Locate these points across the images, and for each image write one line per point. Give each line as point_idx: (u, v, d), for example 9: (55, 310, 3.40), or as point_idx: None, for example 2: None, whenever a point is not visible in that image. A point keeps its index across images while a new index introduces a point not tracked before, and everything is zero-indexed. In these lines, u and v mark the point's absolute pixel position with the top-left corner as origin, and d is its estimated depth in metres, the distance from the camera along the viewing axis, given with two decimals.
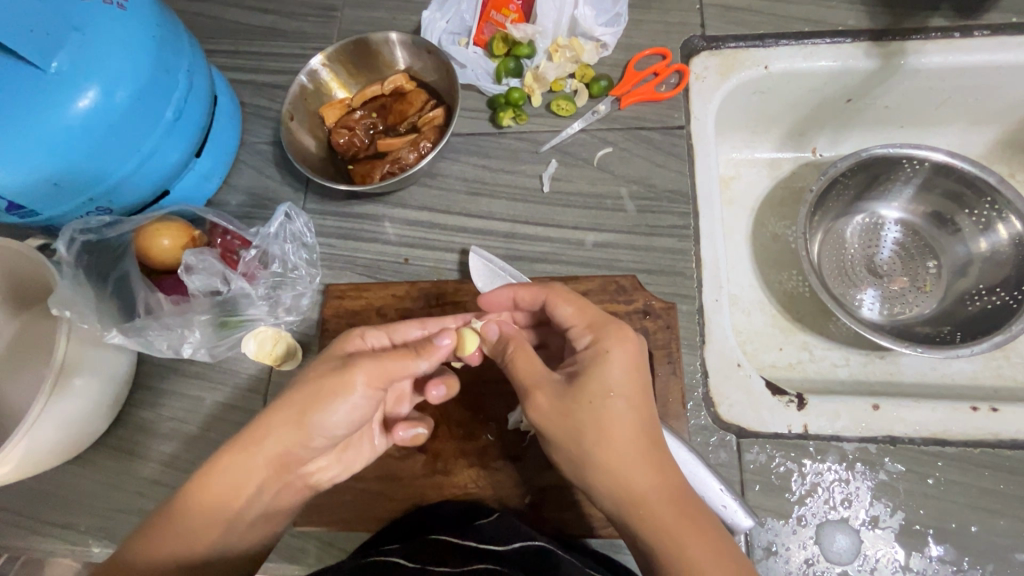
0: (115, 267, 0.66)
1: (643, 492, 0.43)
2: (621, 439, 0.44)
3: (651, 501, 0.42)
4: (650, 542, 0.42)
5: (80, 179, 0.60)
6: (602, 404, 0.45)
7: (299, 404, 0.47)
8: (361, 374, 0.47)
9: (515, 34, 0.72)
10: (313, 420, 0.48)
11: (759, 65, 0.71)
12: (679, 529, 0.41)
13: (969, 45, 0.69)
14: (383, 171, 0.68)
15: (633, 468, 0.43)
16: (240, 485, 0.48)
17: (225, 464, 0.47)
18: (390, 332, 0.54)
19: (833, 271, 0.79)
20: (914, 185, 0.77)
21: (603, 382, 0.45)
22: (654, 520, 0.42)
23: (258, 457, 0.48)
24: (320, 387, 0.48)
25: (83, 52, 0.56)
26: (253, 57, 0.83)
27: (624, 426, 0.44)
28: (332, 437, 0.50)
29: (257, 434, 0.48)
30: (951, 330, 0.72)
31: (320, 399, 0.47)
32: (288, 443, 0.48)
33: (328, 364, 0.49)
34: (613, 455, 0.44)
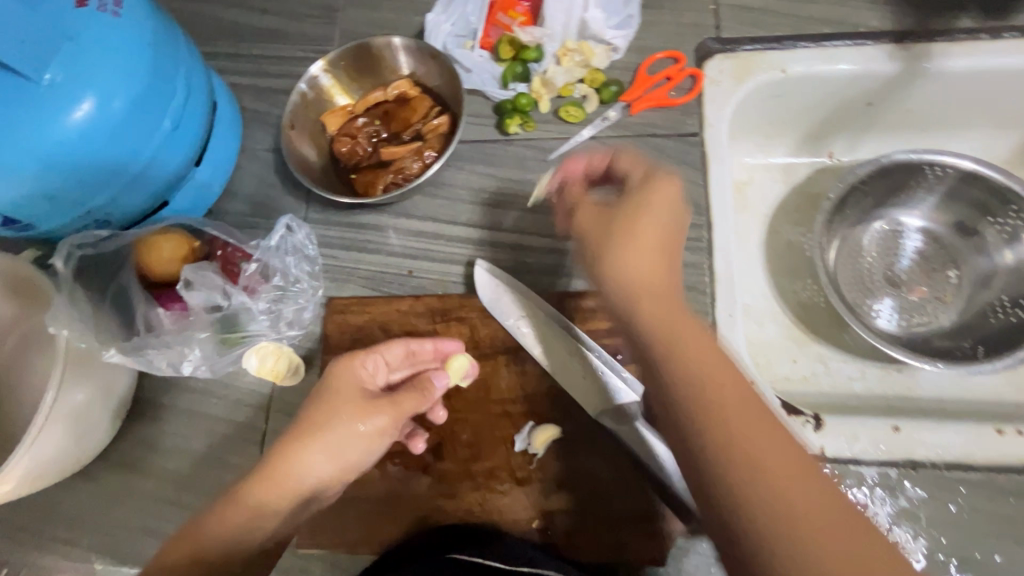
0: (114, 282, 0.65)
1: (713, 399, 0.37)
2: (683, 333, 0.40)
3: (718, 409, 0.37)
4: (720, 453, 0.36)
5: (78, 192, 0.59)
6: (648, 246, 0.43)
7: (326, 446, 0.47)
8: (384, 420, 0.50)
9: (522, 38, 0.69)
10: (346, 461, 0.48)
11: (776, 69, 0.69)
12: (751, 434, 0.36)
13: (998, 47, 0.66)
14: (387, 181, 0.66)
15: (690, 364, 0.39)
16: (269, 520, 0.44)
17: (251, 499, 0.44)
18: (386, 354, 0.54)
19: (849, 280, 0.76)
20: (937, 192, 0.74)
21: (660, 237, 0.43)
22: (724, 418, 0.37)
23: (289, 491, 0.45)
24: (343, 429, 0.48)
25: (76, 63, 0.54)
26: (254, 60, 0.81)
27: (670, 302, 0.41)
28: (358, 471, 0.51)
29: (284, 467, 0.46)
30: (972, 344, 0.69)
31: (343, 442, 0.48)
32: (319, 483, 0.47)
33: (342, 404, 0.49)
34: (678, 349, 0.39)
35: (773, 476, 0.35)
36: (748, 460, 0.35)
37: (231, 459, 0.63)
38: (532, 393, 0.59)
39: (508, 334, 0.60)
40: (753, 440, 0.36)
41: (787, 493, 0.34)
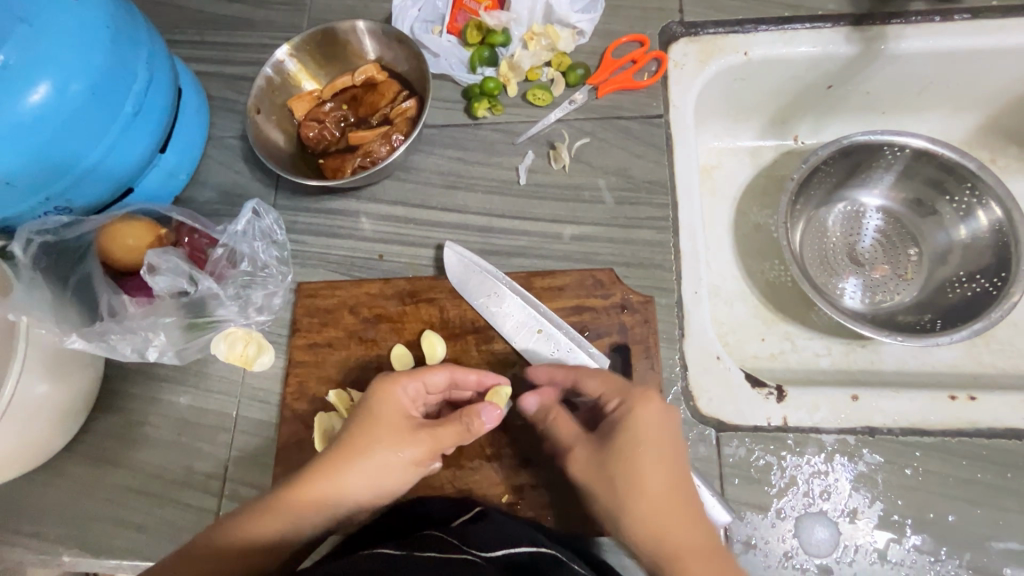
0: (75, 269, 0.64)
1: (666, 522, 0.44)
2: (657, 486, 0.45)
3: (670, 514, 0.45)
4: (645, 523, 0.45)
5: (34, 179, 0.58)
6: (636, 451, 0.46)
7: (371, 469, 0.49)
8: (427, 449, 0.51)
9: (488, 22, 0.70)
10: (383, 485, 0.50)
11: (738, 51, 0.70)
12: (676, 525, 0.44)
13: (949, 29, 0.68)
14: (354, 165, 0.66)
15: (646, 471, 0.45)
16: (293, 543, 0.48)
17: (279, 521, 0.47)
18: (426, 378, 0.53)
19: (814, 260, 0.78)
20: (894, 172, 0.76)
21: (634, 434, 0.47)
22: (682, 552, 0.43)
23: (319, 517, 0.48)
24: (388, 457, 0.49)
25: (31, 45, 0.53)
26: (220, 48, 0.80)
27: (657, 450, 0.46)
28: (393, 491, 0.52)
29: (327, 496, 0.48)
30: (931, 318, 0.72)
31: (384, 470, 0.49)
32: (355, 506, 0.49)
33: (391, 429, 0.50)
34: (648, 471, 0.46)
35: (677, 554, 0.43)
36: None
37: (201, 447, 0.63)
38: (501, 371, 0.59)
39: (477, 312, 0.61)
40: (701, 530, 0.45)
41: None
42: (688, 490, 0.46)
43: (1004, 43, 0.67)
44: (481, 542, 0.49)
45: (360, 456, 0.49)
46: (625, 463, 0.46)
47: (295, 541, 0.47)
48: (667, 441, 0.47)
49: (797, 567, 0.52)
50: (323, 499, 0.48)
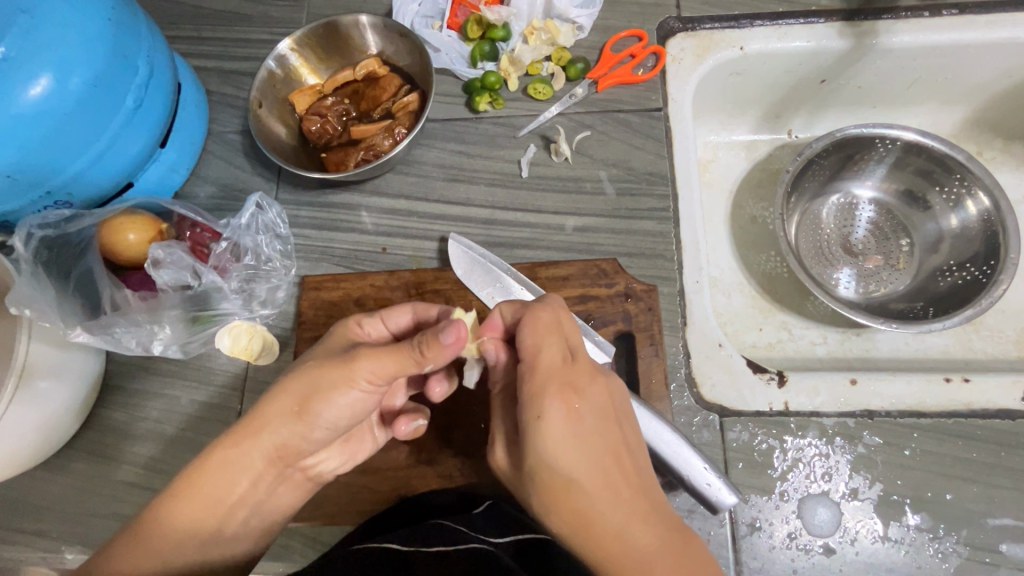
0: (77, 264, 0.64)
1: (589, 527, 0.41)
2: (579, 493, 0.41)
3: (590, 515, 0.41)
4: (580, 539, 0.41)
5: (36, 171, 0.57)
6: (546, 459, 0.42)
7: (297, 397, 0.47)
8: (363, 369, 0.46)
9: (489, 16, 0.70)
10: (309, 414, 0.48)
11: (734, 46, 0.71)
12: (606, 525, 0.41)
13: (939, 24, 0.70)
14: (357, 158, 0.66)
15: (560, 484, 0.42)
16: (230, 480, 0.49)
17: (216, 458, 0.48)
18: (387, 317, 0.53)
19: (810, 251, 0.80)
20: (886, 164, 0.78)
21: (543, 441, 0.42)
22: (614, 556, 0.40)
23: (252, 453, 0.49)
24: (320, 380, 0.47)
25: (32, 37, 0.53)
26: (217, 43, 0.80)
27: (571, 456, 0.42)
28: (332, 429, 0.50)
29: (253, 426, 0.48)
30: (923, 305, 0.73)
31: (317, 394, 0.47)
32: (283, 437, 0.49)
33: (330, 355, 0.48)
34: (563, 480, 0.42)
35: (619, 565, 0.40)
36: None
37: (205, 441, 0.62)
38: None
39: (482, 303, 0.61)
40: (629, 524, 0.41)
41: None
42: (614, 485, 0.42)
43: (990, 37, 0.69)
44: (494, 531, 0.50)
45: (286, 383, 0.48)
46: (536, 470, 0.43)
47: (226, 474, 0.49)
48: (583, 442, 0.42)
49: (801, 548, 0.53)
50: (245, 427, 0.48)
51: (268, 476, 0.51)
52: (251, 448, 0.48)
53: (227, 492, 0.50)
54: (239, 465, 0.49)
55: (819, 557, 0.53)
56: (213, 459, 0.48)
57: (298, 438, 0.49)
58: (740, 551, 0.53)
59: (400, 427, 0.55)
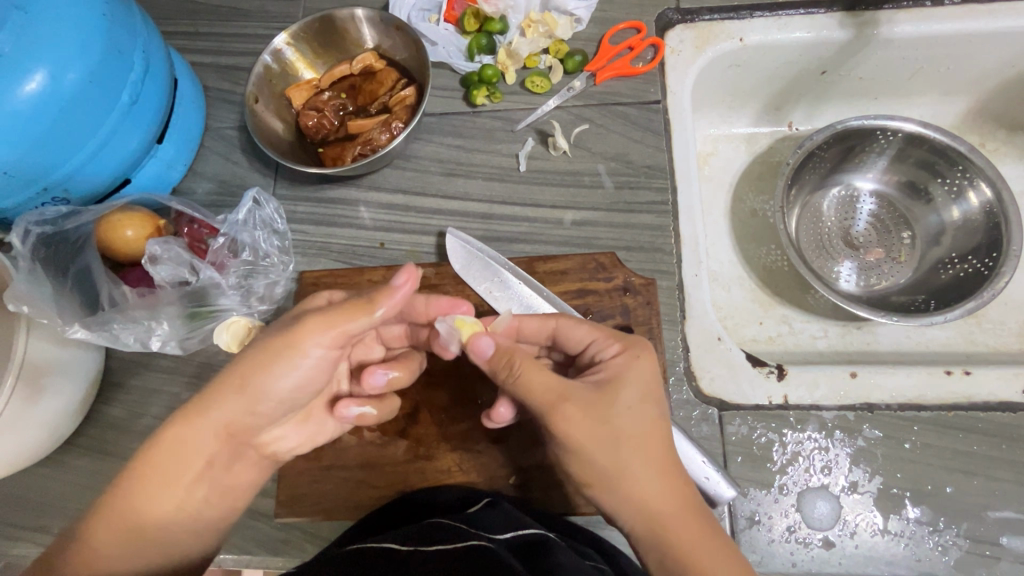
0: (75, 261, 0.64)
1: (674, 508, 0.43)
2: (649, 443, 0.44)
3: (659, 467, 0.44)
4: (646, 490, 0.43)
5: (34, 169, 0.57)
6: (630, 414, 0.45)
7: (238, 373, 0.45)
8: (309, 333, 0.45)
9: (486, 9, 0.70)
10: (258, 389, 0.46)
11: (734, 38, 0.71)
12: (668, 483, 0.44)
13: (940, 13, 0.69)
14: (354, 153, 0.66)
15: (640, 434, 0.44)
16: (184, 465, 0.46)
17: (166, 442, 0.46)
18: (349, 292, 0.53)
19: (811, 244, 0.79)
20: (887, 155, 0.77)
21: (629, 390, 0.45)
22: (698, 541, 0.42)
23: (202, 432, 0.46)
24: (263, 350, 0.46)
25: (27, 33, 0.53)
26: (215, 39, 0.80)
27: (649, 430, 0.45)
28: (281, 404, 0.48)
29: (199, 407, 0.46)
30: (925, 298, 0.73)
31: (261, 364, 0.45)
32: (230, 415, 0.46)
33: (276, 327, 0.47)
34: (641, 429, 0.44)
35: (676, 518, 0.43)
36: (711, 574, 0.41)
37: None
38: None
39: (480, 297, 0.61)
40: (680, 487, 0.44)
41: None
42: (671, 448, 0.45)
43: (993, 27, 0.69)
44: (493, 527, 0.50)
45: (238, 359, 0.46)
46: (624, 438, 0.44)
47: (181, 467, 0.46)
48: (660, 412, 0.46)
49: (800, 542, 0.53)
50: (195, 406, 0.46)
51: (223, 457, 0.48)
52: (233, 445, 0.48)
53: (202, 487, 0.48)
54: (189, 452, 0.46)
55: (818, 550, 0.53)
56: (168, 435, 0.46)
57: (246, 414, 0.47)
58: (739, 545, 0.53)
59: (344, 412, 0.54)
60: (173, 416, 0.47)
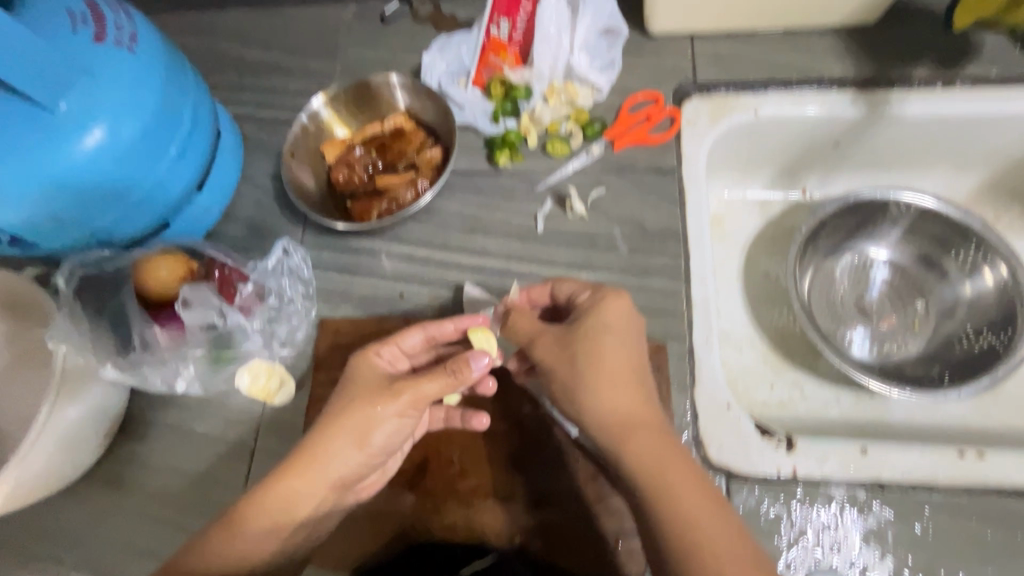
0: (111, 299, 0.66)
1: (645, 458, 0.47)
2: (611, 361, 0.50)
3: (623, 398, 0.50)
4: (608, 411, 0.49)
5: (83, 214, 0.62)
6: (597, 336, 0.51)
7: (355, 431, 0.51)
8: (409, 396, 0.51)
9: (512, 78, 0.75)
10: (369, 442, 0.51)
11: (748, 110, 0.74)
12: (628, 394, 0.50)
13: (950, 95, 0.71)
14: (381, 209, 0.70)
15: (608, 360, 0.50)
16: (295, 507, 0.50)
17: (280, 486, 0.50)
18: (402, 341, 0.57)
19: (822, 309, 0.80)
20: (901, 226, 0.79)
21: (599, 320, 0.52)
22: (677, 502, 0.44)
23: (314, 479, 0.50)
24: (368, 413, 0.51)
25: (91, 94, 0.58)
26: (257, 92, 0.86)
27: (621, 360, 0.51)
28: (385, 453, 0.54)
29: (314, 457, 0.50)
30: (939, 370, 0.73)
31: (370, 424, 0.51)
32: (348, 465, 0.51)
33: (368, 388, 0.52)
34: (603, 350, 0.51)
35: (636, 448, 0.47)
36: (692, 534, 0.43)
37: (219, 477, 0.64)
38: (513, 410, 0.62)
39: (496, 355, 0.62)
40: (639, 410, 0.49)
41: (718, 559, 0.42)
42: (634, 373, 0.51)
43: (1003, 109, 0.70)
44: None
45: (339, 421, 0.51)
46: (601, 376, 0.50)
47: (291, 510, 0.50)
48: (630, 343, 0.52)
49: None
50: (311, 469, 0.50)
51: (330, 500, 0.53)
52: (317, 478, 0.51)
53: (290, 514, 0.51)
54: (303, 495, 0.50)
55: None
56: (286, 487, 0.50)
57: (359, 467, 0.52)
58: None
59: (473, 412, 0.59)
60: (284, 469, 0.50)
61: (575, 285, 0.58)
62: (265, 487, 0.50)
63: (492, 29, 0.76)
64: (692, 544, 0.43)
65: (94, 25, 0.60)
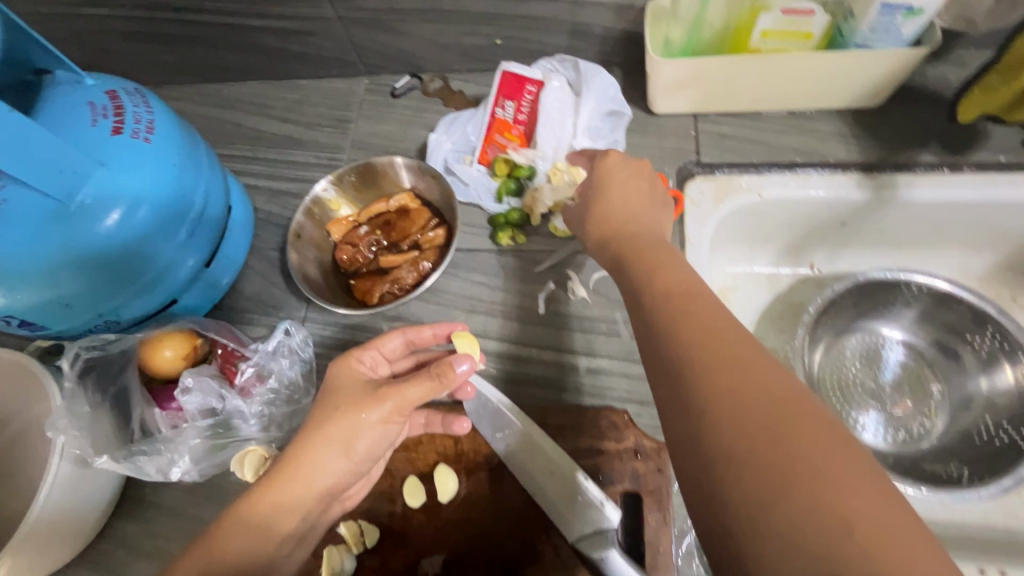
0: (116, 381, 0.69)
1: (673, 284, 0.44)
2: (668, 289, 0.43)
3: (691, 321, 0.39)
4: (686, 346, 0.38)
5: (93, 300, 0.63)
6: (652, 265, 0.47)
7: (340, 438, 0.51)
8: (391, 402, 0.51)
9: (517, 159, 0.76)
10: (354, 447, 0.51)
11: (752, 192, 0.73)
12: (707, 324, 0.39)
13: (959, 180, 0.70)
14: (383, 290, 0.71)
15: (666, 287, 0.44)
16: (287, 514, 0.50)
17: (273, 495, 0.50)
18: (381, 345, 0.59)
19: (832, 387, 0.77)
20: (916, 309, 0.76)
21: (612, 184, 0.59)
22: (694, 309, 0.40)
23: (305, 488, 0.51)
24: (351, 420, 0.51)
25: (107, 186, 0.60)
26: (270, 164, 0.88)
27: (680, 284, 0.44)
28: (370, 461, 0.54)
29: (301, 466, 0.50)
30: (958, 465, 0.69)
31: (355, 430, 0.51)
32: (334, 474, 0.51)
33: (350, 394, 0.53)
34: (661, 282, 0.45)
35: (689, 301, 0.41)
36: (766, 456, 0.30)
37: None
38: (511, 509, 0.58)
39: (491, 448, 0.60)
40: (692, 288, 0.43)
41: (839, 483, 0.29)
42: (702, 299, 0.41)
43: (1015, 196, 0.69)
44: None
45: (325, 425, 0.51)
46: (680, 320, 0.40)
47: (285, 521, 0.50)
48: (672, 263, 0.47)
49: None
50: (300, 478, 0.50)
51: (318, 509, 0.53)
52: (305, 489, 0.51)
53: (283, 521, 0.50)
54: (294, 504, 0.50)
55: None
56: (276, 496, 0.50)
57: (345, 474, 0.52)
58: None
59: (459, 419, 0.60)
60: (274, 475, 0.50)
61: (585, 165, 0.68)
62: (254, 501, 0.49)
63: (497, 111, 0.78)
64: (781, 452, 0.30)
65: (115, 118, 0.62)
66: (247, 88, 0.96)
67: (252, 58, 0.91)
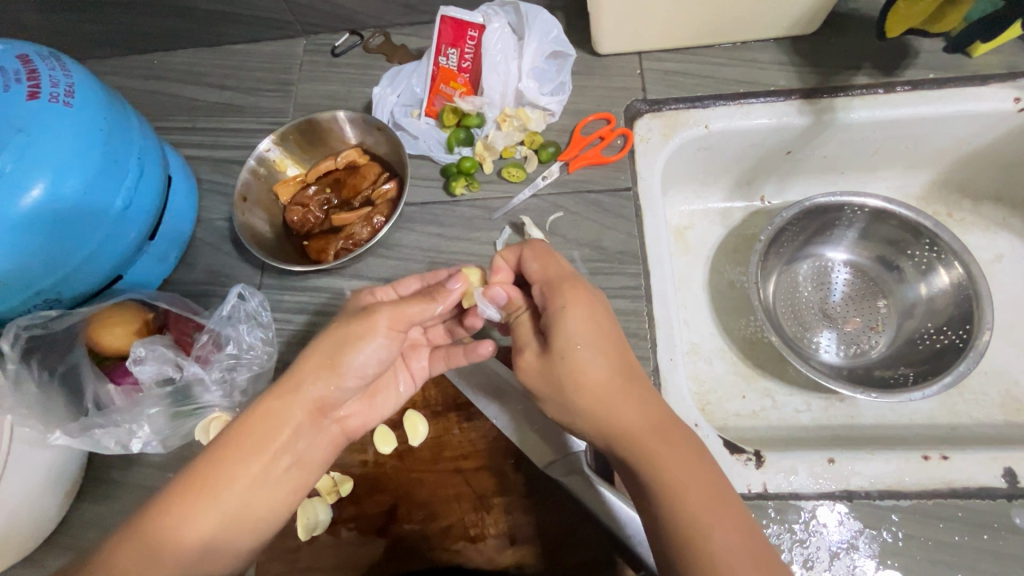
0: (64, 360, 0.64)
1: (634, 419, 0.47)
2: (623, 416, 0.47)
3: (655, 461, 0.45)
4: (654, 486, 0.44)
5: (27, 277, 0.60)
6: (581, 390, 0.48)
7: (332, 350, 0.50)
8: (383, 316, 0.51)
9: (463, 107, 0.75)
10: (344, 363, 0.50)
11: (699, 125, 0.74)
12: (672, 463, 0.45)
13: (892, 99, 0.73)
14: (338, 247, 0.70)
15: (621, 409, 0.47)
16: (273, 433, 0.49)
17: (261, 411, 0.49)
18: (398, 285, 0.59)
19: (786, 312, 0.80)
20: (856, 229, 0.80)
21: (565, 332, 0.49)
22: (653, 450, 0.45)
23: (294, 404, 0.50)
24: (345, 333, 0.51)
25: (27, 152, 0.56)
26: (211, 134, 0.85)
27: (635, 412, 0.47)
28: (364, 379, 0.52)
29: (292, 380, 0.50)
30: (905, 371, 0.73)
31: (348, 342, 0.50)
32: (325, 388, 0.50)
33: (349, 313, 0.53)
34: (613, 410, 0.47)
35: (646, 436, 0.46)
36: None
37: None
38: (484, 451, 0.58)
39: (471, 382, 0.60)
40: (640, 411, 0.47)
41: None
42: (656, 428, 0.46)
43: (944, 111, 0.72)
44: None
45: (319, 340, 0.51)
46: (646, 456, 0.45)
47: (265, 444, 0.48)
48: (626, 397, 0.47)
49: None
50: (287, 393, 0.50)
51: (309, 429, 0.51)
52: (294, 402, 0.50)
53: (263, 439, 0.48)
54: (279, 421, 0.49)
55: None
56: (260, 411, 0.49)
57: (337, 391, 0.51)
58: None
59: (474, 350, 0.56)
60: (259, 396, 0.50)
61: (538, 271, 0.53)
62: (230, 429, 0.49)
63: (440, 60, 0.76)
64: None
65: (30, 82, 0.59)
66: (177, 57, 0.91)
67: (179, 24, 0.86)
